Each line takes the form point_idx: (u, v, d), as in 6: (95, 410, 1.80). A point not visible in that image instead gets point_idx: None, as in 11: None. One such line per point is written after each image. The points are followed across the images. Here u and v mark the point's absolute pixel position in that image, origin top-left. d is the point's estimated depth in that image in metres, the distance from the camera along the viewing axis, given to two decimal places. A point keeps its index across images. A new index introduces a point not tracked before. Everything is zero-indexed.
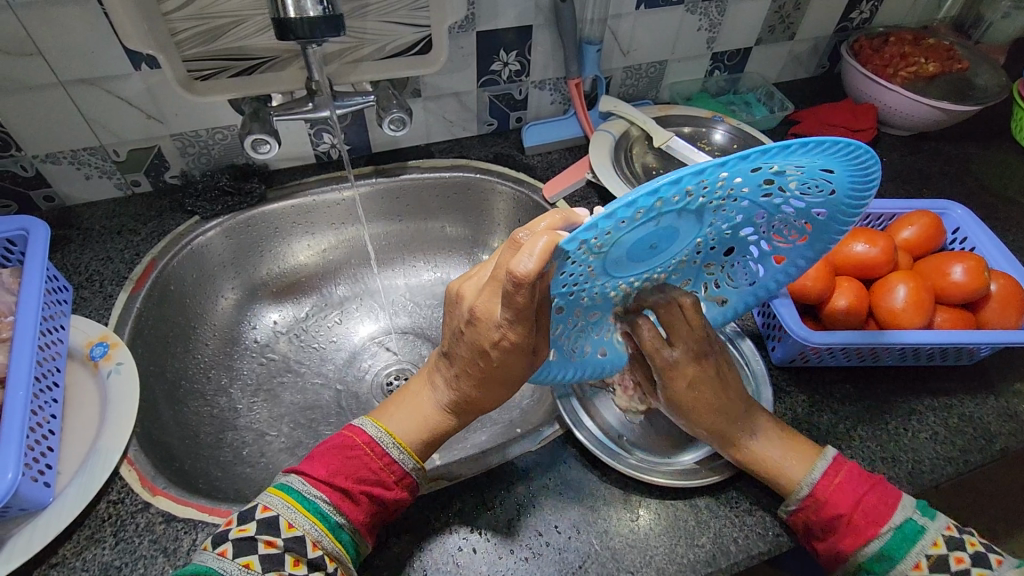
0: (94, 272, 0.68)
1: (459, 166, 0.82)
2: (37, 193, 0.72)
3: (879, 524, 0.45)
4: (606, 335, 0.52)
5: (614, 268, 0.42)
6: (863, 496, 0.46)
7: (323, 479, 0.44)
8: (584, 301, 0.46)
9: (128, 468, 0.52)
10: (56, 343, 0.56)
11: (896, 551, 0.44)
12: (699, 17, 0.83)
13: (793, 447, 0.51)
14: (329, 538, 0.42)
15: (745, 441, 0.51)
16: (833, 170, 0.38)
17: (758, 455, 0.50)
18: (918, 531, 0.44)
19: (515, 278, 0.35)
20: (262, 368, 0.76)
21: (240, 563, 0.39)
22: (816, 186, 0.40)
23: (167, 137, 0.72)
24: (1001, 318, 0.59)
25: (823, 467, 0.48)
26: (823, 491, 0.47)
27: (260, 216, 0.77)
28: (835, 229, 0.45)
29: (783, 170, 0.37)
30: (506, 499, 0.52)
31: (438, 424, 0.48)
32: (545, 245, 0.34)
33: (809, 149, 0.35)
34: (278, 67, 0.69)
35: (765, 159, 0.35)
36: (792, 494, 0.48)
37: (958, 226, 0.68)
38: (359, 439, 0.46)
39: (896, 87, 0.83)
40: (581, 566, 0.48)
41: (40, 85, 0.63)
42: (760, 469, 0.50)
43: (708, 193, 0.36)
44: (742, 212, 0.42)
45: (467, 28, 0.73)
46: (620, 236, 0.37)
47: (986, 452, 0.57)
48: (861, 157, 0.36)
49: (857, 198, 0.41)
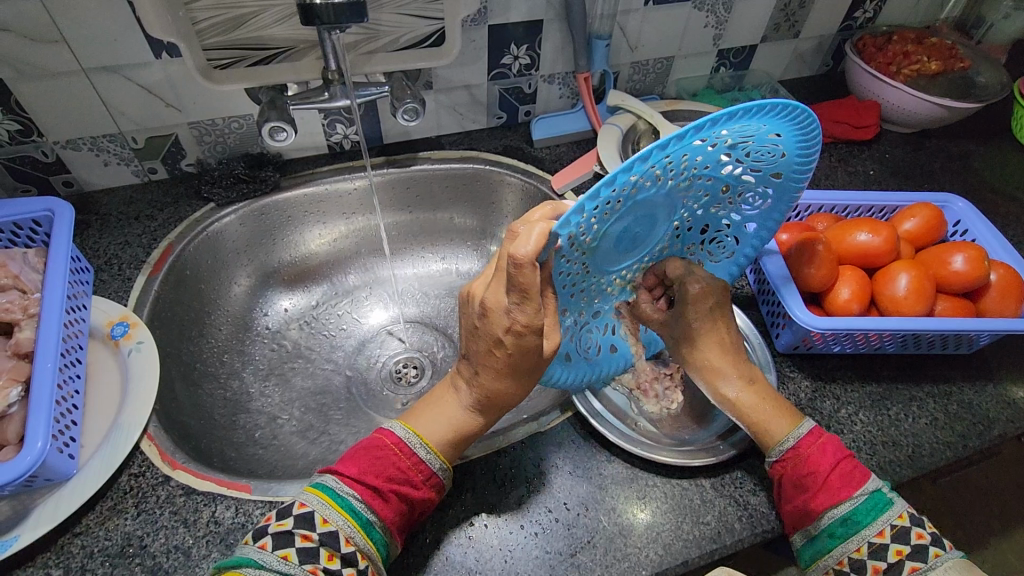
0: (112, 255, 0.69)
1: (470, 158, 0.84)
2: (56, 178, 0.73)
3: (851, 488, 0.46)
4: (612, 333, 0.56)
5: (604, 257, 0.46)
6: (841, 460, 0.47)
7: (355, 477, 0.45)
8: (584, 297, 0.50)
9: (148, 443, 0.54)
10: (79, 322, 0.57)
11: (864, 516, 0.44)
12: (705, 14, 0.85)
13: (785, 405, 0.52)
14: (361, 535, 0.42)
15: (739, 387, 0.52)
16: (778, 133, 0.41)
17: (750, 402, 0.51)
18: (887, 503, 0.45)
19: (515, 261, 0.37)
20: (274, 353, 0.77)
21: (279, 556, 0.40)
22: (767, 151, 0.43)
23: (184, 125, 0.74)
24: (1000, 307, 0.60)
25: (810, 427, 0.50)
26: (807, 446, 0.48)
27: (274, 204, 0.78)
28: (792, 189, 0.48)
29: (733, 141, 0.40)
30: (517, 477, 0.53)
31: (466, 424, 0.49)
32: (541, 231, 0.37)
33: (750, 113, 0.38)
34: (295, 57, 0.70)
35: (714, 131, 0.38)
36: (776, 446, 0.49)
37: (959, 219, 0.69)
38: (388, 440, 0.47)
39: (898, 84, 0.85)
40: (589, 541, 0.50)
41: (63, 72, 0.64)
42: (749, 417, 0.51)
43: (668, 171, 0.39)
44: (709, 188, 0.45)
45: (479, 21, 0.74)
46: (601, 225, 0.41)
47: (985, 437, 0.58)
48: (797, 114, 0.40)
49: (805, 154, 0.44)
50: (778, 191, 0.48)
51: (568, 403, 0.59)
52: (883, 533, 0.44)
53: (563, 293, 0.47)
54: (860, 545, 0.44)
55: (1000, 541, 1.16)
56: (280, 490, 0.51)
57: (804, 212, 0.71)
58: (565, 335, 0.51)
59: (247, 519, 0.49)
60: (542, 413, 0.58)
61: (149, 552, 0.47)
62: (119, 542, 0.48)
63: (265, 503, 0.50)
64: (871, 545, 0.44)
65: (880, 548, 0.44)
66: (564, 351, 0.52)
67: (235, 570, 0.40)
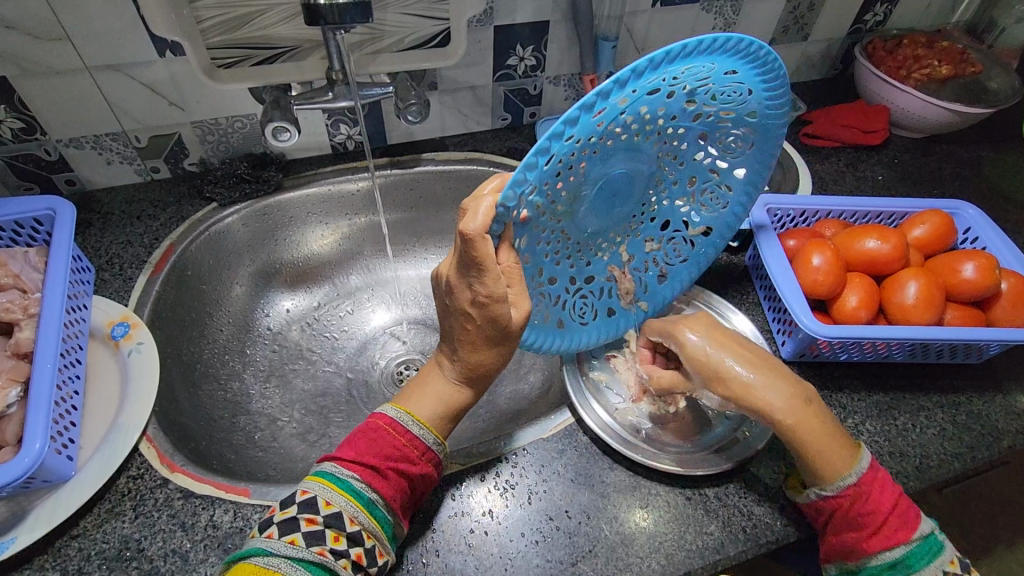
0: (113, 255, 0.69)
1: (473, 159, 0.83)
2: (59, 177, 0.73)
3: (908, 530, 0.44)
4: (608, 296, 0.55)
5: (582, 219, 0.45)
6: (899, 500, 0.46)
7: (352, 459, 0.44)
8: (573, 262, 0.49)
9: (148, 445, 0.54)
10: (79, 322, 0.57)
11: (917, 561, 0.44)
12: (713, 16, 0.84)
13: (839, 432, 0.48)
14: (364, 514, 0.42)
15: (799, 412, 0.47)
16: (736, 72, 0.40)
17: (809, 425, 0.47)
18: (939, 547, 0.44)
19: (466, 238, 0.37)
20: (274, 354, 0.77)
21: (286, 541, 0.40)
22: (731, 91, 0.42)
23: (188, 124, 0.73)
24: (1011, 317, 0.59)
25: (869, 461, 0.47)
26: (868, 484, 0.46)
27: (277, 205, 0.78)
28: (770, 129, 0.47)
29: (686, 85, 0.39)
30: (517, 485, 0.53)
31: (455, 397, 0.49)
32: (488, 206, 0.37)
33: (689, 53, 0.36)
34: (299, 57, 0.70)
35: (662, 77, 0.37)
36: (834, 482, 0.46)
37: (970, 226, 0.68)
38: (381, 421, 0.46)
39: (908, 88, 0.84)
40: (591, 550, 0.49)
41: (67, 70, 0.64)
42: (806, 445, 0.47)
43: (624, 122, 0.38)
44: (680, 138, 0.44)
45: (485, 22, 0.74)
46: (567, 187, 0.41)
47: (993, 449, 0.57)
48: (743, 46, 0.38)
49: (773, 88, 0.43)
50: (756, 131, 0.47)
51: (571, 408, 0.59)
52: None
53: (546, 260, 0.47)
54: None
55: (1007, 551, 1.15)
56: (278, 493, 0.51)
57: (812, 217, 0.70)
58: (555, 302, 0.51)
59: (245, 523, 0.49)
60: (545, 417, 0.58)
61: (146, 556, 0.47)
62: (116, 545, 0.47)
63: (263, 507, 0.50)
64: None
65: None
66: (556, 318, 0.52)
67: (242, 562, 0.39)
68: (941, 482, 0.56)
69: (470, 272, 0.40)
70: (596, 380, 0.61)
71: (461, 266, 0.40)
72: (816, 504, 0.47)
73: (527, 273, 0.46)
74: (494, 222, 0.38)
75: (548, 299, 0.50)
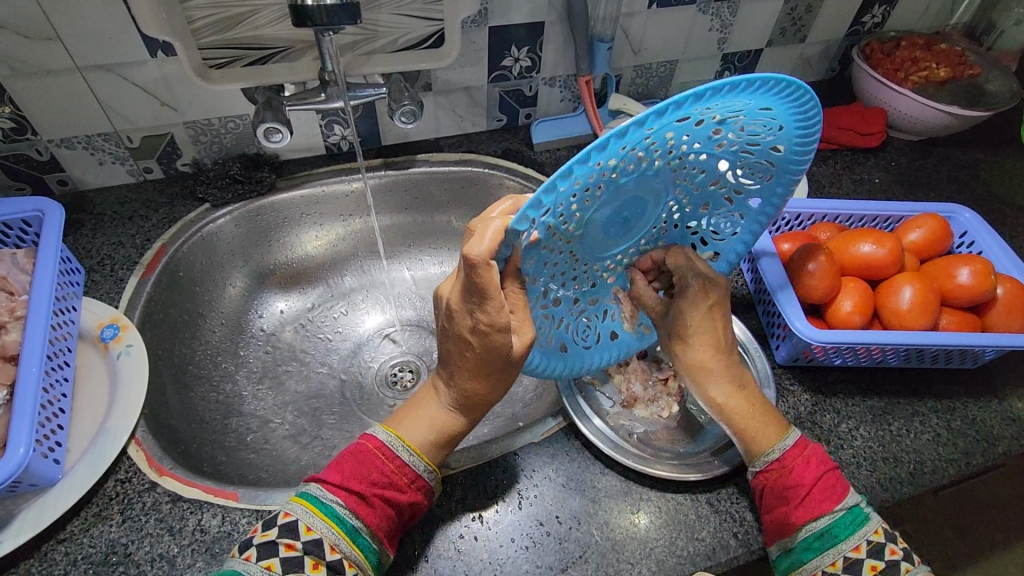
0: (105, 256, 0.69)
1: (468, 160, 0.83)
2: (50, 177, 0.73)
3: (832, 502, 0.44)
4: (612, 319, 0.55)
5: (590, 240, 0.44)
6: (823, 473, 0.46)
7: (338, 484, 0.43)
8: (577, 283, 0.49)
9: (136, 449, 0.53)
10: (67, 324, 0.57)
11: (841, 531, 0.43)
12: (710, 17, 0.84)
13: (772, 411, 0.50)
14: (346, 542, 0.42)
15: (730, 391, 0.50)
16: (770, 106, 0.39)
17: (737, 406, 0.49)
18: (864, 518, 0.44)
19: (469, 262, 0.37)
20: (267, 356, 0.77)
21: (263, 566, 0.40)
22: (760, 124, 0.41)
23: (180, 125, 0.73)
24: (1007, 322, 0.59)
25: (796, 438, 0.48)
26: (791, 459, 0.47)
27: (271, 205, 0.77)
28: (794, 166, 0.45)
29: (718, 115, 0.37)
30: (509, 490, 0.52)
31: (449, 424, 0.48)
32: (496, 228, 0.37)
33: (731, 90, 0.35)
34: (292, 57, 0.69)
35: (697, 108, 0.35)
36: (760, 456, 0.48)
37: (966, 230, 0.68)
38: (371, 444, 0.46)
39: (905, 90, 0.83)
40: (581, 556, 0.49)
41: (57, 70, 0.64)
42: (733, 421, 0.49)
43: (647, 149, 0.37)
44: (700, 165, 0.43)
45: (479, 22, 0.73)
46: (579, 210, 0.39)
47: (988, 454, 0.57)
48: (785, 84, 0.37)
49: (804, 126, 0.41)
50: (778, 164, 0.45)
51: (563, 412, 0.58)
52: (859, 548, 0.43)
53: (550, 282, 0.46)
54: (835, 559, 0.43)
55: (1003, 554, 1.14)
56: (268, 497, 0.50)
57: (808, 221, 0.69)
58: (558, 323, 0.50)
59: (232, 527, 0.49)
60: (537, 422, 0.57)
61: (133, 561, 0.47)
62: (103, 549, 0.47)
63: (252, 511, 0.50)
64: (846, 559, 0.42)
65: (854, 563, 0.42)
66: (558, 341, 0.51)
67: None
68: (936, 488, 0.56)
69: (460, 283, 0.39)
70: (589, 386, 0.60)
71: (465, 292, 0.40)
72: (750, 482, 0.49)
73: (531, 294, 0.45)
74: (502, 244, 0.37)
75: (551, 320, 0.49)
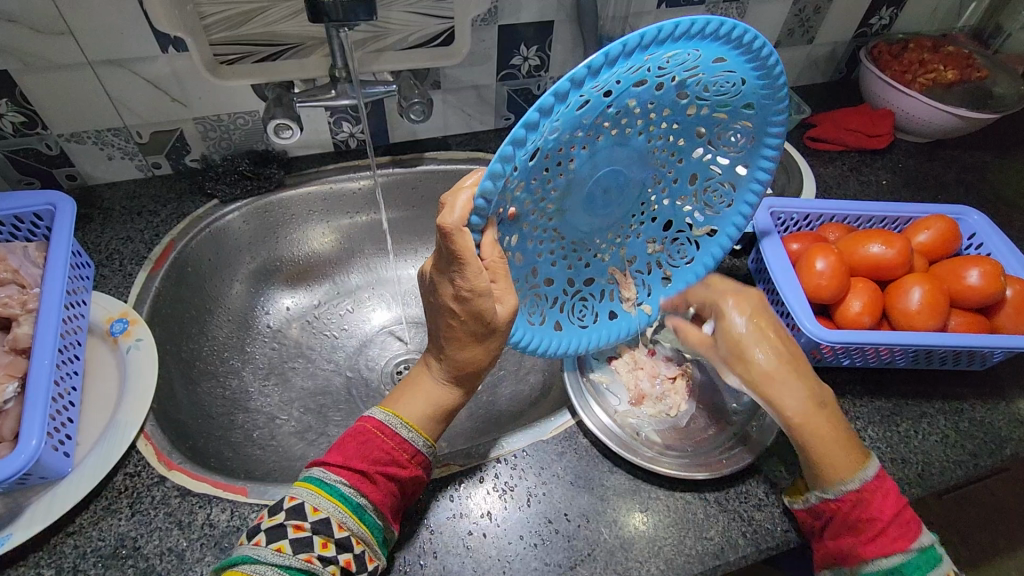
0: (114, 251, 0.69)
1: (476, 159, 0.83)
2: (60, 172, 0.73)
3: (907, 540, 0.42)
4: (611, 299, 0.55)
5: (576, 216, 0.45)
6: (900, 510, 0.44)
7: (341, 464, 0.43)
8: (569, 263, 0.49)
9: (145, 443, 0.53)
10: (78, 318, 0.57)
11: (912, 571, 0.41)
12: (718, 18, 0.84)
13: (850, 435, 0.46)
14: (353, 520, 0.42)
15: (807, 410, 0.45)
16: (728, 61, 0.38)
17: (817, 427, 0.45)
18: (938, 559, 0.42)
19: (444, 232, 0.37)
20: (274, 353, 0.77)
21: (273, 548, 0.39)
22: (725, 82, 0.40)
23: (190, 120, 0.73)
24: (1015, 324, 0.59)
25: (878, 469, 0.45)
26: (870, 491, 0.44)
27: (279, 201, 0.77)
28: (771, 117, 0.45)
29: (675, 76, 0.38)
30: (518, 487, 0.52)
31: (443, 397, 0.49)
32: (466, 199, 0.37)
33: (681, 40, 0.34)
34: (302, 54, 0.70)
35: (647, 68, 0.35)
36: (836, 484, 0.45)
37: (975, 231, 0.68)
38: (370, 424, 0.46)
39: (913, 92, 0.84)
40: (589, 553, 0.49)
41: (70, 64, 0.64)
42: (812, 445, 0.45)
43: (609, 112, 0.38)
44: (673, 130, 0.43)
45: (489, 21, 0.73)
46: (554, 179, 0.40)
47: (996, 457, 0.57)
48: (742, 38, 0.36)
49: (770, 79, 0.41)
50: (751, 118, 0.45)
51: (571, 411, 0.58)
52: None
53: (540, 261, 0.47)
54: None
55: (1006, 558, 1.14)
56: (276, 493, 0.51)
57: (816, 222, 0.70)
58: (551, 302, 0.51)
59: (241, 522, 0.49)
60: (545, 419, 0.58)
61: (142, 554, 0.47)
62: (112, 543, 0.47)
63: (261, 506, 0.50)
64: None
65: None
66: (553, 320, 0.51)
67: (230, 569, 0.39)
68: (944, 489, 0.56)
69: (469, 284, 0.39)
70: (596, 381, 0.60)
71: (443, 260, 0.40)
72: (817, 505, 0.46)
73: (520, 272, 0.46)
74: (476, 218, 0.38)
75: (544, 300, 0.50)
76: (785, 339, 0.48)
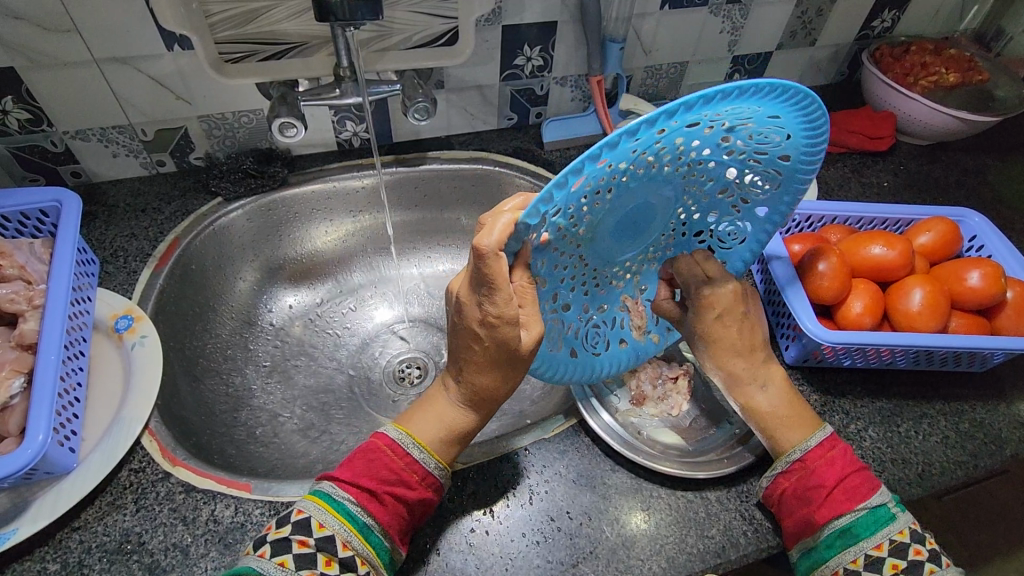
0: (118, 247, 0.69)
1: (479, 158, 0.83)
2: (64, 169, 0.73)
3: (853, 502, 0.45)
4: (621, 326, 0.54)
5: (600, 245, 0.45)
6: (846, 474, 0.46)
7: (349, 481, 0.44)
8: (587, 289, 0.49)
9: (150, 439, 0.54)
10: (83, 314, 0.57)
11: (863, 530, 0.44)
12: (721, 19, 0.84)
13: (802, 412, 0.51)
14: (358, 539, 0.42)
15: (755, 394, 0.51)
16: (780, 117, 0.38)
17: (768, 411, 0.50)
18: (889, 518, 0.44)
19: (479, 252, 0.37)
20: (276, 350, 0.77)
21: (276, 563, 0.40)
22: (771, 134, 0.40)
23: (194, 118, 0.73)
24: (1016, 325, 0.59)
25: (821, 438, 0.48)
26: (813, 459, 0.47)
27: (283, 200, 0.78)
28: (803, 176, 0.45)
29: (727, 122, 0.37)
30: (520, 485, 0.53)
31: (457, 420, 0.48)
32: (506, 223, 0.37)
33: (743, 95, 0.35)
34: (307, 53, 0.70)
35: (704, 114, 0.35)
36: (783, 456, 0.49)
37: (976, 233, 0.68)
38: (381, 442, 0.46)
39: (915, 94, 0.84)
40: (591, 551, 0.49)
41: (75, 62, 0.64)
42: (762, 424, 0.50)
43: (656, 153, 0.37)
44: (710, 171, 0.43)
45: (493, 21, 0.74)
46: (590, 212, 0.39)
47: (996, 458, 0.57)
48: (797, 95, 0.36)
49: (814, 138, 0.41)
50: (785, 177, 0.45)
51: (573, 411, 0.59)
52: (881, 547, 0.43)
53: (559, 286, 0.46)
54: (856, 557, 0.43)
55: (1004, 561, 1.14)
56: (281, 490, 0.51)
57: (817, 223, 0.70)
58: (567, 328, 0.50)
59: (245, 518, 0.49)
60: (546, 419, 0.58)
61: (147, 550, 0.47)
62: (117, 538, 0.47)
63: (265, 503, 0.50)
64: (868, 557, 0.43)
65: (876, 561, 0.43)
66: (569, 346, 0.51)
67: None
68: (943, 489, 0.56)
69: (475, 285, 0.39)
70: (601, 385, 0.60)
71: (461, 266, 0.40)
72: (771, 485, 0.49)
73: (541, 295, 0.46)
74: (511, 238, 0.38)
75: (560, 325, 0.49)
76: (746, 333, 0.51)
